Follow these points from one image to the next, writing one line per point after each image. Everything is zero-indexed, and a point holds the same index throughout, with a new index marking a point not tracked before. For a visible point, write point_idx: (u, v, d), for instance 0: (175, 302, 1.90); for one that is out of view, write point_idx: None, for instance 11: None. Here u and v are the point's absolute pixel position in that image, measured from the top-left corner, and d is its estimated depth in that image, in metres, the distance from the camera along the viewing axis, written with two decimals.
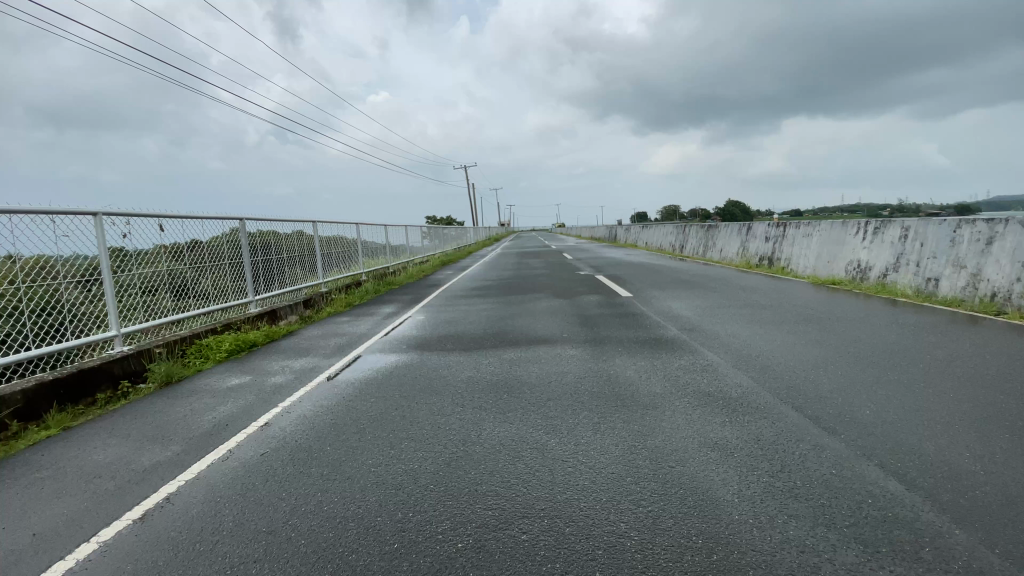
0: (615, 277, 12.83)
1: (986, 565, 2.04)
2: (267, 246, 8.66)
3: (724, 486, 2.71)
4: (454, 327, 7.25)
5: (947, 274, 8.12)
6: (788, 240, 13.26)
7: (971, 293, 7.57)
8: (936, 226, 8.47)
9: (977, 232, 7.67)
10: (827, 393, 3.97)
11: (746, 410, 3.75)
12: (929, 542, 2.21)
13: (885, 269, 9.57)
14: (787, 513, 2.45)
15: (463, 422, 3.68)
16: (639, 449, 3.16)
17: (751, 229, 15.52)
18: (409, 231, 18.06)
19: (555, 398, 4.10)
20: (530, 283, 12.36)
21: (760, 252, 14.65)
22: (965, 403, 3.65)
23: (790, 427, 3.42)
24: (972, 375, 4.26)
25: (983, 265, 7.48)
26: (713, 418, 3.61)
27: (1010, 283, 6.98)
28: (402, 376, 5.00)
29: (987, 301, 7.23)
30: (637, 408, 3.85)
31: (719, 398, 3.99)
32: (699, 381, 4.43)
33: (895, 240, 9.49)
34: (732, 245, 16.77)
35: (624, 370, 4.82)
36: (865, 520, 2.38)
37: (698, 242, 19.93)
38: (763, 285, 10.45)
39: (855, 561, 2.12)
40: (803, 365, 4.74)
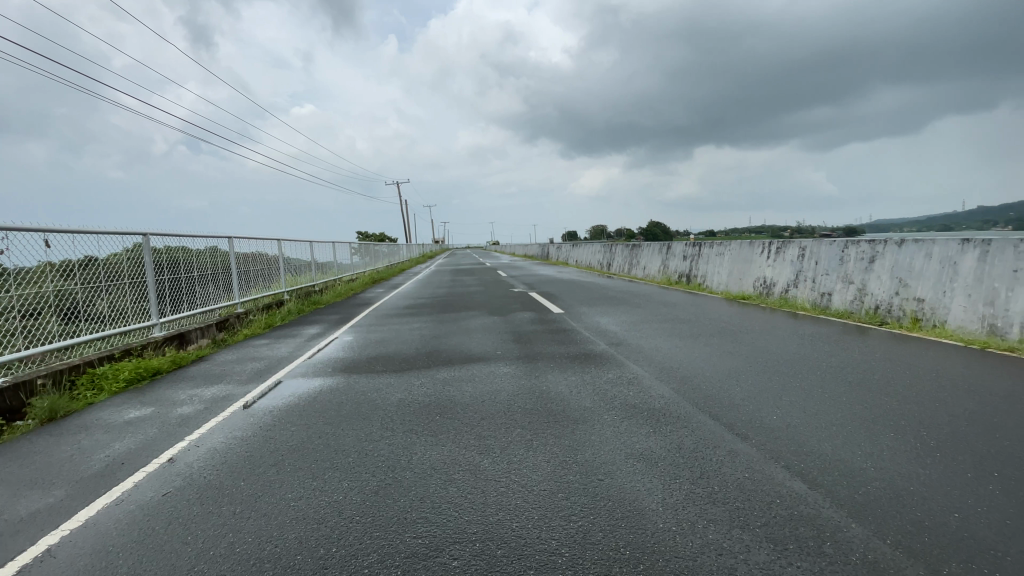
0: (547, 294, 13.08)
1: (879, 556, 2.25)
2: (174, 263, 7.96)
3: (649, 495, 2.82)
4: (384, 347, 7.04)
5: (838, 289, 9.08)
6: (703, 258, 14.25)
7: (858, 306, 8.51)
8: (828, 246, 9.50)
9: (861, 252, 8.68)
10: (740, 401, 4.27)
11: (669, 420, 3.93)
12: (830, 536, 2.41)
13: (786, 285, 10.53)
14: (705, 517, 2.59)
15: (393, 447, 3.56)
16: (570, 464, 3.20)
17: (671, 248, 16.51)
18: (337, 248, 17.40)
19: (488, 417, 4.08)
20: (463, 301, 12.31)
21: (679, 270, 15.61)
22: (856, 405, 4.07)
23: (708, 434, 3.63)
24: (860, 380, 4.76)
25: (867, 281, 8.45)
26: (639, 429, 3.75)
27: (890, 296, 7.94)
28: (328, 401, 4.76)
29: (872, 312, 8.16)
30: (567, 423, 3.91)
31: (644, 410, 4.16)
32: (625, 394, 4.59)
33: (794, 258, 10.50)
34: (654, 262, 17.75)
35: (556, 386, 4.89)
36: (775, 519, 2.56)
37: (623, 259, 20.86)
38: (683, 301, 11.09)
39: (767, 559, 2.26)
40: (718, 375, 5.07)
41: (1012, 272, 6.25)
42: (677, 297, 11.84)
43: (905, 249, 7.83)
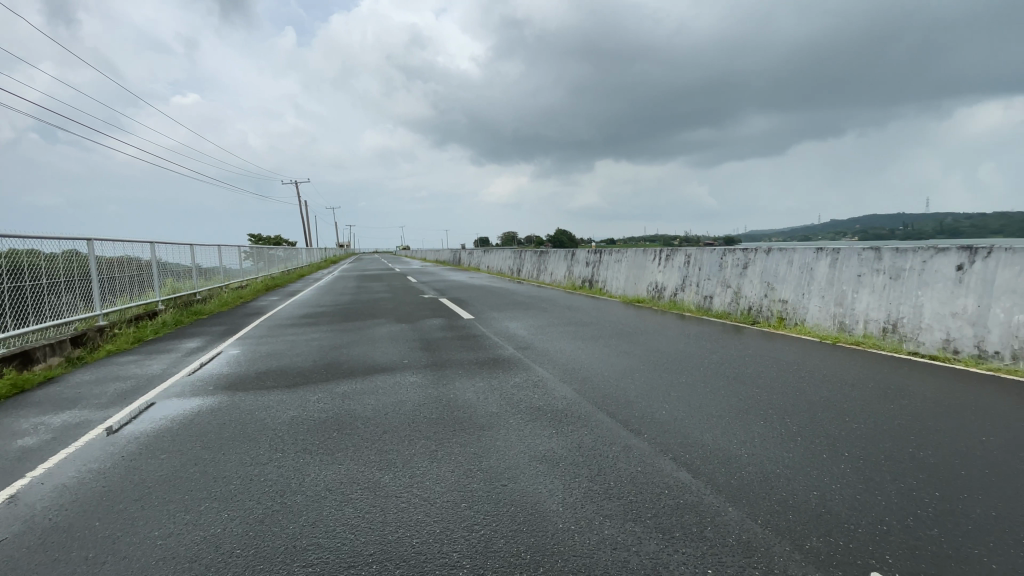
0: (456, 300, 13.00)
1: (752, 536, 2.49)
2: (16, 270, 6.74)
3: (550, 497, 2.88)
4: (277, 360, 6.52)
5: (717, 292, 10.05)
6: (603, 264, 15.06)
7: (734, 307, 9.48)
8: (709, 254, 10.50)
9: (736, 259, 9.71)
10: (634, 398, 4.53)
11: (570, 420, 4.06)
12: (710, 520, 2.63)
13: (675, 289, 11.44)
14: (602, 513, 2.70)
15: (283, 470, 3.29)
16: (474, 472, 3.18)
17: (575, 255, 17.25)
18: (223, 253, 15.84)
19: (390, 430, 3.93)
20: (368, 308, 11.83)
21: (582, 275, 16.35)
22: (732, 397, 4.52)
23: (606, 432, 3.81)
24: (735, 374, 5.31)
25: (742, 284, 9.46)
26: (542, 431, 3.84)
27: (760, 297, 8.95)
28: (210, 422, 4.29)
29: (746, 313, 9.13)
30: (472, 430, 3.89)
31: (546, 412, 4.27)
32: (530, 397, 4.68)
33: (681, 264, 11.46)
34: (560, 268, 18.42)
35: (461, 393, 4.84)
36: (663, 509, 2.74)
37: (532, 265, 21.39)
38: (586, 305, 11.61)
39: (656, 548, 2.40)
40: (615, 375, 5.36)
41: (854, 277, 7.35)
42: (581, 301, 12.38)
43: (773, 257, 8.88)
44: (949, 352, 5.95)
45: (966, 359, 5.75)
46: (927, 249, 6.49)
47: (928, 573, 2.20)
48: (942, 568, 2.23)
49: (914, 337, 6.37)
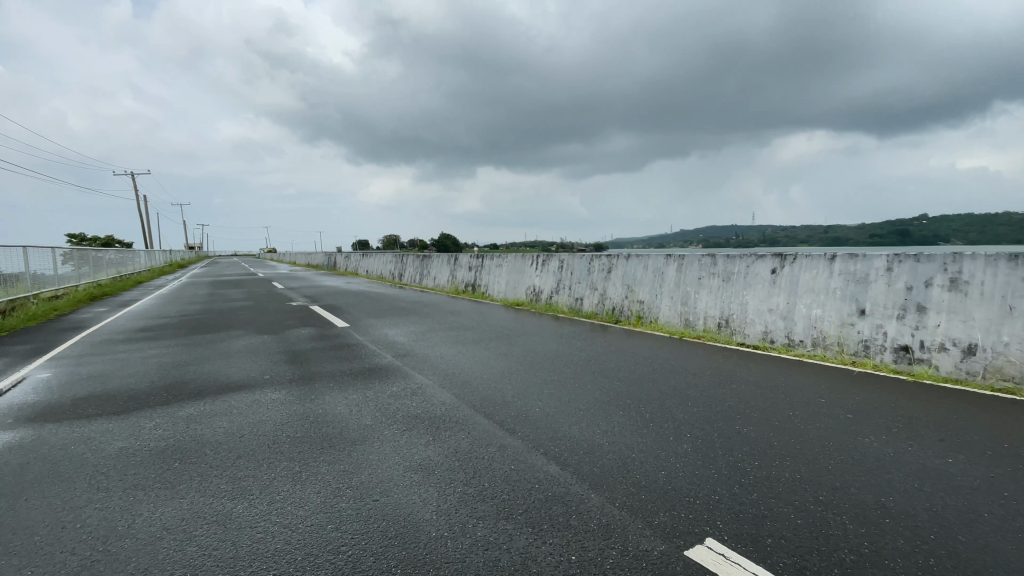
0: (330, 307, 12.24)
1: (611, 518, 2.71)
2: None
3: (424, 506, 2.83)
4: (104, 383, 5.54)
5: (587, 294, 10.80)
6: (485, 269, 15.33)
7: (602, 307, 10.26)
8: (580, 259, 11.24)
9: (602, 264, 10.53)
10: (510, 399, 4.68)
11: (447, 425, 4.06)
12: (575, 509, 2.81)
13: (550, 292, 12.05)
14: (475, 516, 2.73)
15: (108, 512, 2.80)
16: (343, 490, 3.01)
17: (457, 259, 17.32)
18: (29, 256, 13.02)
19: (247, 454, 3.56)
20: (226, 319, 10.60)
21: (465, 280, 16.46)
22: (598, 391, 4.89)
23: (482, 434, 3.87)
24: (601, 369, 5.75)
25: (608, 287, 10.28)
26: (418, 440, 3.77)
27: (623, 298, 9.81)
28: (5, 463, 3.49)
29: (612, 312, 9.94)
30: (341, 446, 3.69)
31: (423, 419, 4.20)
32: (407, 406, 4.57)
33: (555, 269, 12.11)
34: (442, 273, 18.33)
35: (332, 408, 4.56)
36: (534, 504, 2.86)
37: (414, 270, 20.98)
38: (467, 309, 11.70)
39: (525, 543, 2.50)
40: (493, 377, 5.48)
41: (697, 279, 8.42)
42: (462, 305, 12.44)
43: (632, 262, 9.80)
44: (767, 341, 7.10)
45: (779, 347, 6.92)
46: (750, 255, 7.68)
47: (749, 532, 2.60)
48: (759, 527, 2.64)
49: (742, 329, 7.49)
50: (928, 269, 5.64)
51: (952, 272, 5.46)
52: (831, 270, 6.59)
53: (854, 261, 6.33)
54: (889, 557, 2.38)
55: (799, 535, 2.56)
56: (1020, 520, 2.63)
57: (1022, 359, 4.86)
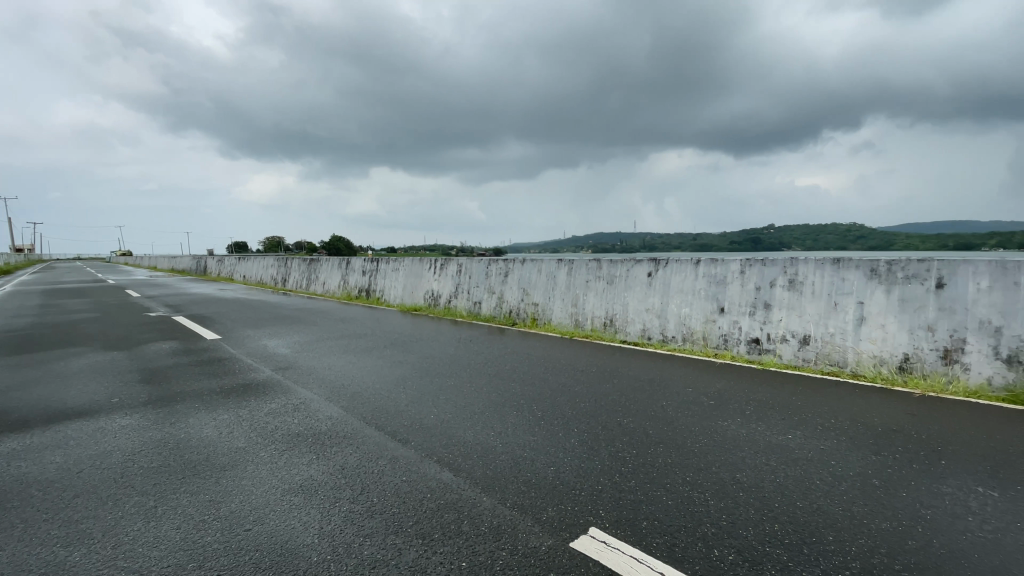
0: (200, 317, 10.96)
1: (502, 519, 2.75)
2: None
3: (304, 530, 2.64)
4: None
5: (484, 298, 10.91)
6: (379, 273, 14.79)
7: (499, 310, 10.44)
8: (477, 264, 11.32)
9: (499, 268, 10.71)
10: (404, 407, 4.55)
11: (333, 441, 3.83)
12: (466, 514, 2.81)
13: (448, 296, 11.97)
14: (361, 534, 2.61)
15: None
16: (208, 523, 2.70)
17: (349, 263, 16.50)
18: None
19: (86, 492, 3.04)
20: (63, 334, 9.00)
21: (358, 285, 15.72)
22: (493, 393, 4.94)
23: (372, 447, 3.71)
24: (497, 372, 5.83)
25: (504, 291, 10.47)
26: (299, 459, 3.51)
27: (519, 301, 10.07)
28: None
29: (509, 315, 10.15)
30: (208, 473, 3.31)
31: (306, 436, 3.92)
32: (288, 423, 4.23)
33: (453, 273, 12.06)
34: (333, 278, 17.33)
35: (197, 431, 4.07)
36: (425, 514, 2.80)
37: (301, 275, 19.57)
38: (360, 316, 11.20)
39: (414, 555, 2.44)
40: (386, 386, 5.29)
41: (586, 282, 8.90)
42: (355, 312, 11.86)
43: (527, 266, 10.10)
44: (646, 338, 7.73)
45: (656, 343, 7.57)
46: (631, 260, 8.31)
47: (627, 517, 2.79)
48: (636, 511, 2.85)
49: (625, 328, 8.07)
50: (774, 272, 6.54)
51: (791, 274, 6.40)
52: (698, 272, 7.36)
53: (716, 265, 7.14)
54: (743, 526, 2.71)
55: (670, 515, 2.82)
56: (840, 484, 3.15)
57: (842, 346, 5.84)
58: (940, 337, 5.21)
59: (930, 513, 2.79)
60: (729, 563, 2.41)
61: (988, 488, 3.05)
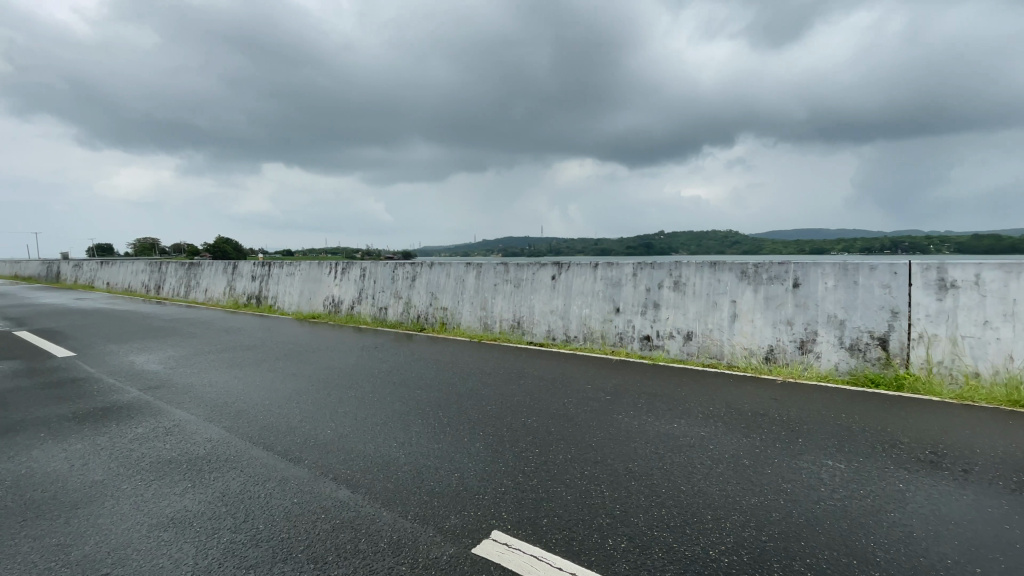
0: (47, 332, 9.37)
1: (402, 533, 2.67)
2: None
3: (175, 569, 2.36)
4: None
5: (389, 304, 10.58)
6: (273, 279, 13.73)
7: (405, 316, 10.18)
8: (381, 268, 10.94)
9: (405, 272, 10.45)
10: (297, 424, 4.25)
11: (214, 466, 3.47)
12: (364, 531, 2.68)
13: (350, 302, 11.44)
14: (245, 566, 2.38)
15: None
16: (50, 573, 2.30)
17: (238, 268, 15.12)
18: None
19: None
20: None
21: (248, 291, 14.45)
22: (397, 403, 4.79)
23: (260, 469, 3.41)
24: (401, 380, 5.65)
25: (411, 296, 10.24)
26: (172, 489, 3.13)
27: (426, 306, 9.90)
28: None
29: (415, 321, 9.94)
30: (52, 514, 2.83)
31: (181, 463, 3.51)
32: (158, 449, 3.76)
33: (356, 278, 11.54)
34: (218, 284, 15.77)
35: (38, 466, 3.46)
36: (318, 537, 2.63)
37: (179, 282, 17.56)
38: (250, 325, 10.28)
39: None
40: (278, 401, 4.91)
41: (493, 286, 8.98)
42: (244, 322, 10.88)
43: (433, 270, 9.95)
44: (551, 339, 7.98)
45: (560, 343, 7.85)
46: (536, 263, 8.53)
47: (528, 517, 2.84)
48: (538, 510, 2.91)
49: (531, 329, 8.26)
50: (663, 274, 7.09)
51: (677, 276, 6.97)
52: (597, 275, 7.76)
53: (613, 267, 7.57)
54: (635, 513, 2.88)
55: (569, 510, 2.91)
56: (718, 466, 3.47)
57: (720, 339, 6.47)
58: (797, 330, 5.98)
59: (789, 487, 3.17)
60: (622, 550, 2.54)
61: (834, 460, 3.54)
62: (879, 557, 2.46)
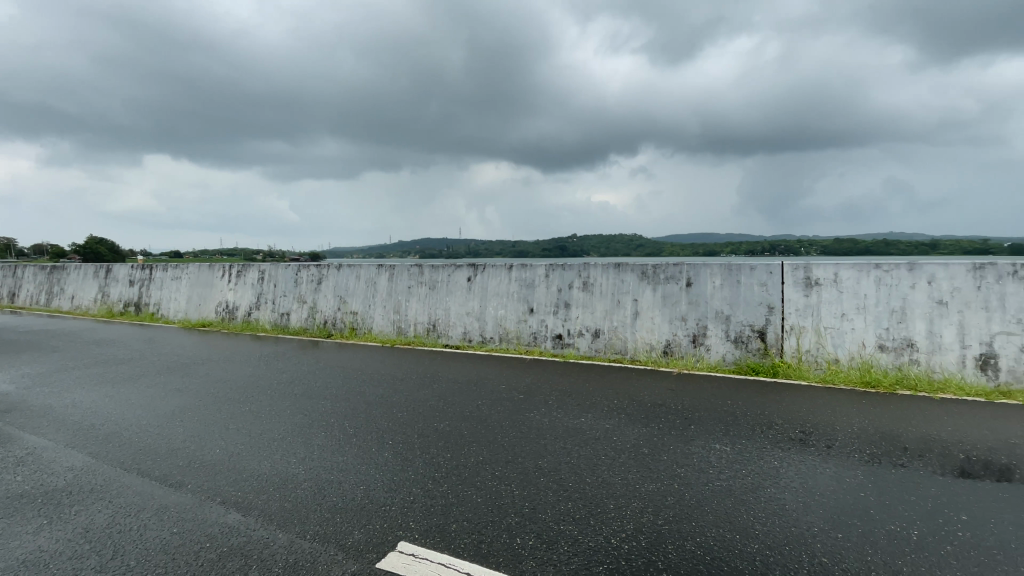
0: None
1: (300, 554, 2.50)
2: None
3: None
4: None
5: (293, 309, 9.93)
6: (156, 284, 12.32)
7: (310, 322, 9.62)
8: (283, 271, 10.22)
9: (310, 275, 9.86)
10: (180, 445, 3.83)
11: (74, 498, 3.02)
12: (256, 557, 2.47)
13: (248, 308, 10.58)
14: None
15: None
16: None
17: (112, 272, 13.39)
18: None
19: None
20: None
21: (125, 298, 12.85)
22: (298, 415, 4.50)
23: (133, 498, 3.03)
24: (303, 390, 5.31)
25: (316, 300, 9.69)
26: (17, 529, 2.68)
27: (334, 311, 9.42)
28: None
29: (322, 327, 9.43)
30: None
31: (30, 497, 3.02)
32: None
33: (254, 281, 10.67)
34: (87, 290, 13.85)
35: None
36: (201, 568, 2.38)
37: (36, 289, 15.18)
38: (127, 336, 9.14)
39: None
40: (156, 420, 4.39)
41: (405, 288, 8.76)
42: (120, 333, 9.66)
43: (342, 273, 9.49)
44: (466, 341, 7.96)
45: (476, 345, 7.85)
46: (450, 265, 8.45)
47: (437, 524, 2.79)
48: (446, 516, 2.87)
49: (445, 332, 8.18)
50: (572, 275, 7.33)
51: (586, 277, 7.25)
52: (510, 277, 7.85)
53: (526, 269, 7.70)
54: (542, 510, 2.94)
55: (478, 513, 2.90)
56: (621, 456, 3.66)
57: (625, 336, 6.83)
58: (691, 325, 6.47)
59: (682, 471, 3.42)
60: (529, 548, 2.58)
61: (721, 443, 3.88)
62: (758, 530, 2.72)
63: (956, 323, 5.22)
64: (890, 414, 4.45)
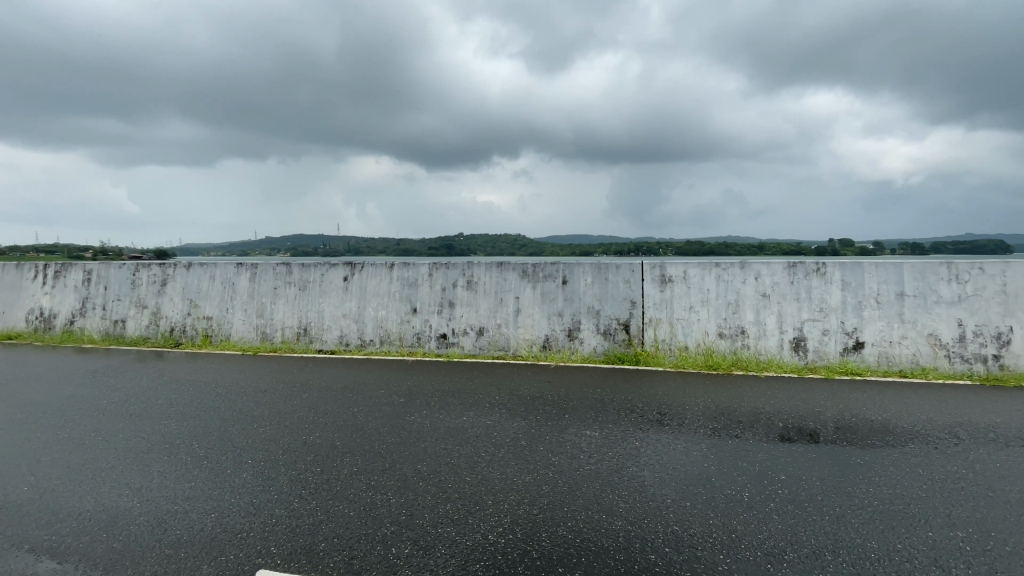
0: None
1: None
2: None
3: None
4: None
5: (131, 315, 8.56)
6: None
7: (154, 330, 8.38)
8: (116, 270, 8.74)
9: (152, 275, 8.57)
10: None
11: None
12: None
13: (70, 315, 8.89)
14: None
15: None
16: None
17: None
18: None
19: None
20: None
21: None
22: (133, 439, 3.88)
23: None
24: (141, 410, 4.59)
25: (161, 304, 8.45)
26: None
27: (183, 316, 8.30)
28: None
29: (167, 335, 8.27)
30: None
31: None
32: None
33: (77, 283, 8.96)
34: None
35: None
36: None
37: None
38: None
39: None
40: None
41: (271, 289, 8.01)
42: None
43: (193, 273, 8.39)
44: (343, 345, 7.54)
45: (354, 348, 7.48)
46: (324, 264, 7.93)
47: (303, 546, 2.58)
48: (314, 535, 2.67)
49: (319, 336, 7.66)
50: (455, 274, 7.32)
51: (470, 276, 7.28)
52: (391, 276, 7.59)
53: (408, 268, 7.51)
54: (420, 515, 2.88)
55: (350, 528, 2.75)
56: (500, 451, 3.73)
57: (505, 333, 7.00)
58: (567, 321, 6.84)
59: (556, 459, 3.59)
60: (404, 557, 2.51)
61: (591, 429, 4.14)
62: (621, 508, 2.95)
63: (777, 312, 6.19)
64: (727, 393, 5.14)
